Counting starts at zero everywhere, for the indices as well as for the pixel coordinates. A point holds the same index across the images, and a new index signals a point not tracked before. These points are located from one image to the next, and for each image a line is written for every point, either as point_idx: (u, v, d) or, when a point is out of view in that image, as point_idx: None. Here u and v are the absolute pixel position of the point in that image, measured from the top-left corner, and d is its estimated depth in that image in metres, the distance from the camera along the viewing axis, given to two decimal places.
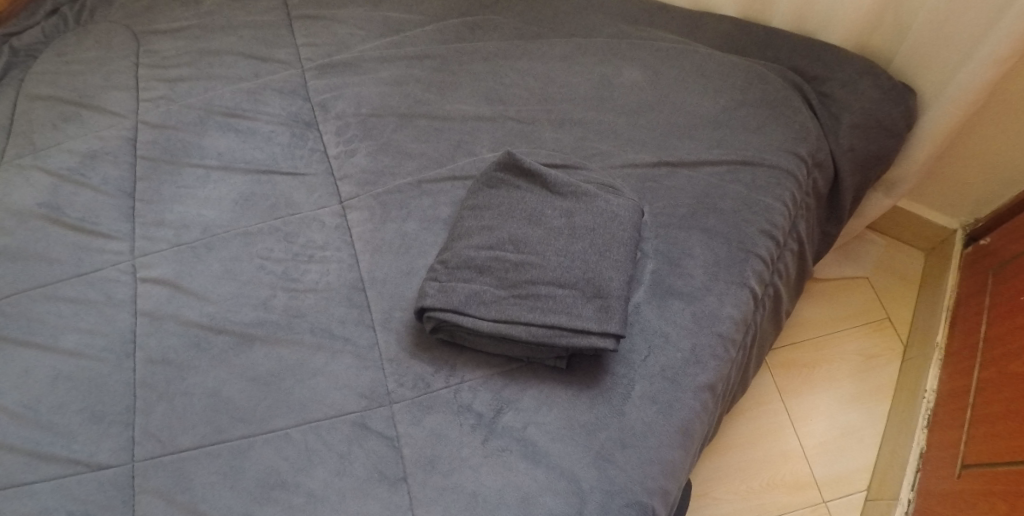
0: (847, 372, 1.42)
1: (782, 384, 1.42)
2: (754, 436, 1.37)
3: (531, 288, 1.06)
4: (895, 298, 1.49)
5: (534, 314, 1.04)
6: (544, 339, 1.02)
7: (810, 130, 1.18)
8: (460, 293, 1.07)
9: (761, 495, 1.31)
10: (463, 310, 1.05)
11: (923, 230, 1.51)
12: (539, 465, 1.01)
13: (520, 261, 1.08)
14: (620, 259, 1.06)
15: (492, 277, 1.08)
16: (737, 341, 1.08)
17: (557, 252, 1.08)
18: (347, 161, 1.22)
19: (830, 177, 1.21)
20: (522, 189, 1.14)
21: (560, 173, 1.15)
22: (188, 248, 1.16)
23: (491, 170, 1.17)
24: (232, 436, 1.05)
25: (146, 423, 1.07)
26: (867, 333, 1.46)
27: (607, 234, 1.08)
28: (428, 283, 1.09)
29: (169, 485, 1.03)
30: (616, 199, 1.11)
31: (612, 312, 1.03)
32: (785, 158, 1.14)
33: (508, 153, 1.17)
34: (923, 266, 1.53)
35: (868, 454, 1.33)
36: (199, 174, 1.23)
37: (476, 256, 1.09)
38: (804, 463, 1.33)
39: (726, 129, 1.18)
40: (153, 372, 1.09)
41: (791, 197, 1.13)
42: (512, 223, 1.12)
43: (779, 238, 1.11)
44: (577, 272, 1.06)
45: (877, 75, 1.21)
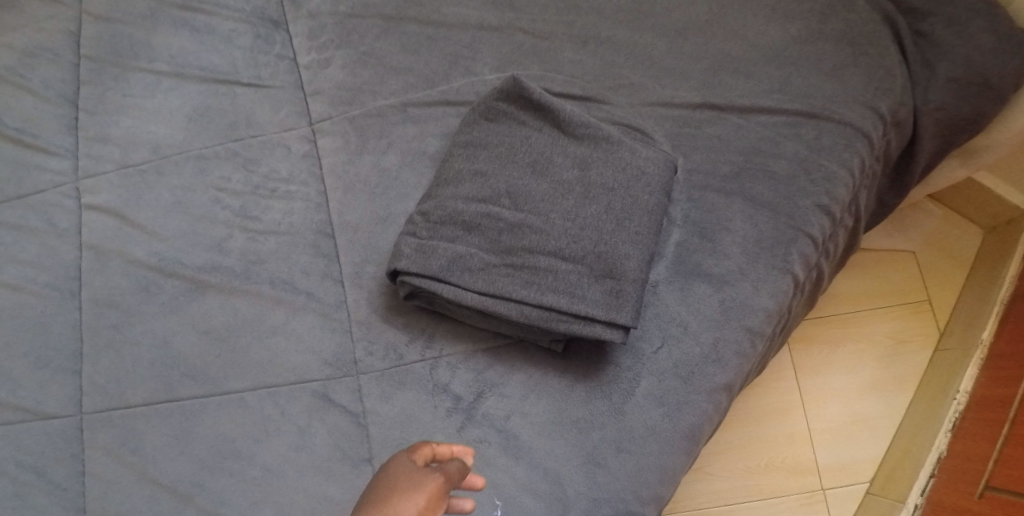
0: (872, 356, 1.25)
1: (800, 360, 1.26)
2: (762, 411, 1.24)
3: (528, 257, 0.87)
4: (940, 279, 1.28)
5: (532, 292, 0.85)
6: (539, 323, 0.85)
7: (897, 79, 0.93)
8: (441, 256, 0.88)
9: (757, 476, 1.21)
10: (444, 279, 0.87)
11: (989, 206, 1.26)
12: (520, 462, 0.88)
13: (518, 220, 0.88)
14: (642, 231, 0.87)
15: (481, 239, 0.89)
16: (766, 336, 0.90)
17: (561, 216, 0.88)
18: (320, 73, 1.02)
19: (906, 136, 0.97)
20: (528, 127, 0.93)
21: (577, 108, 0.93)
22: (135, 172, 1.01)
23: (492, 100, 0.95)
24: (182, 396, 0.94)
25: (93, 372, 0.96)
26: (901, 315, 1.27)
27: (628, 198, 0.88)
28: (404, 238, 0.90)
29: (119, 443, 0.94)
30: (645, 149, 0.90)
31: (626, 297, 0.84)
32: (861, 113, 0.91)
33: (513, 78, 0.93)
34: (978, 248, 1.29)
35: (876, 446, 1.21)
36: (149, 82, 1.05)
37: (463, 210, 0.90)
38: (807, 447, 1.21)
39: (793, 68, 0.94)
40: (99, 316, 0.98)
41: (860, 163, 0.91)
42: (510, 170, 0.91)
43: (836, 214, 0.91)
44: (587, 242, 0.86)
45: (996, 17, 0.94)
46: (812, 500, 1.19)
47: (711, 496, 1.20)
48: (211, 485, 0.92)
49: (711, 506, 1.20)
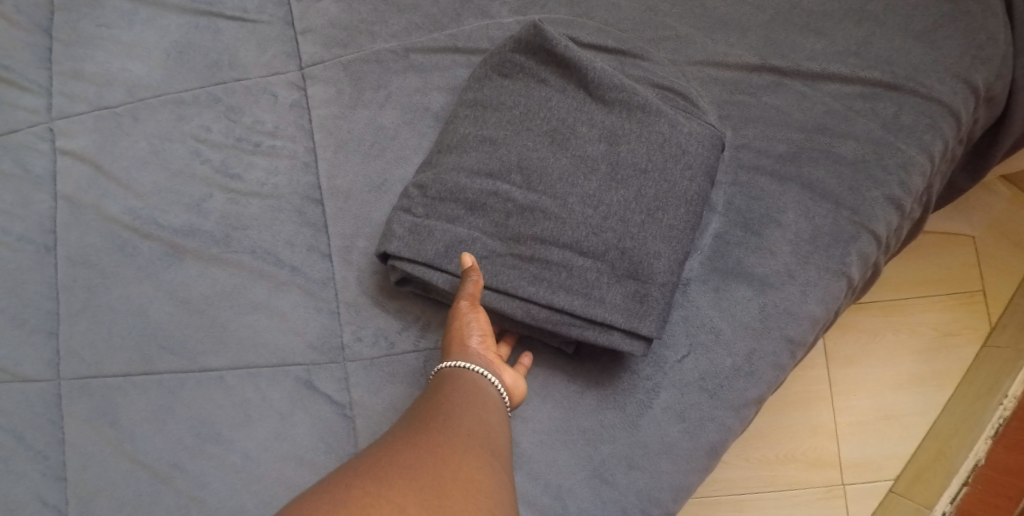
0: (914, 347, 1.10)
1: (832, 348, 1.12)
2: (793, 397, 1.11)
3: (539, 247, 0.73)
4: (998, 268, 1.11)
5: (542, 290, 0.72)
6: (548, 327, 0.72)
7: (1000, 45, 0.75)
8: (438, 240, 0.75)
9: (774, 467, 1.09)
10: (436, 266, 0.74)
11: None
12: (518, 471, 0.78)
13: (532, 202, 0.74)
14: (676, 225, 0.72)
15: (486, 220, 0.75)
16: (807, 346, 0.77)
17: (581, 200, 0.73)
18: (313, 8, 0.91)
19: (994, 116, 0.80)
20: (547, 87, 0.78)
21: (608, 66, 0.77)
22: (110, 114, 0.91)
23: (508, 50, 0.80)
24: (160, 370, 0.86)
25: (70, 338, 0.88)
26: (950, 307, 1.11)
27: (663, 184, 0.73)
28: (398, 216, 0.77)
29: (95, 414, 0.86)
30: (687, 121, 0.75)
31: (652, 304, 0.70)
32: (952, 88, 0.74)
33: (536, 25, 0.78)
34: None
35: (907, 443, 1.07)
36: (125, 10, 0.95)
37: (467, 185, 0.76)
38: (832, 441, 1.09)
39: (874, 24, 0.77)
40: (75, 276, 0.89)
41: (943, 147, 0.74)
42: (524, 140, 0.77)
43: (908, 207, 0.74)
44: (610, 234, 0.72)
45: None
46: (830, 495, 1.07)
47: (723, 485, 1.09)
48: (189, 468, 0.84)
49: (722, 495, 1.09)
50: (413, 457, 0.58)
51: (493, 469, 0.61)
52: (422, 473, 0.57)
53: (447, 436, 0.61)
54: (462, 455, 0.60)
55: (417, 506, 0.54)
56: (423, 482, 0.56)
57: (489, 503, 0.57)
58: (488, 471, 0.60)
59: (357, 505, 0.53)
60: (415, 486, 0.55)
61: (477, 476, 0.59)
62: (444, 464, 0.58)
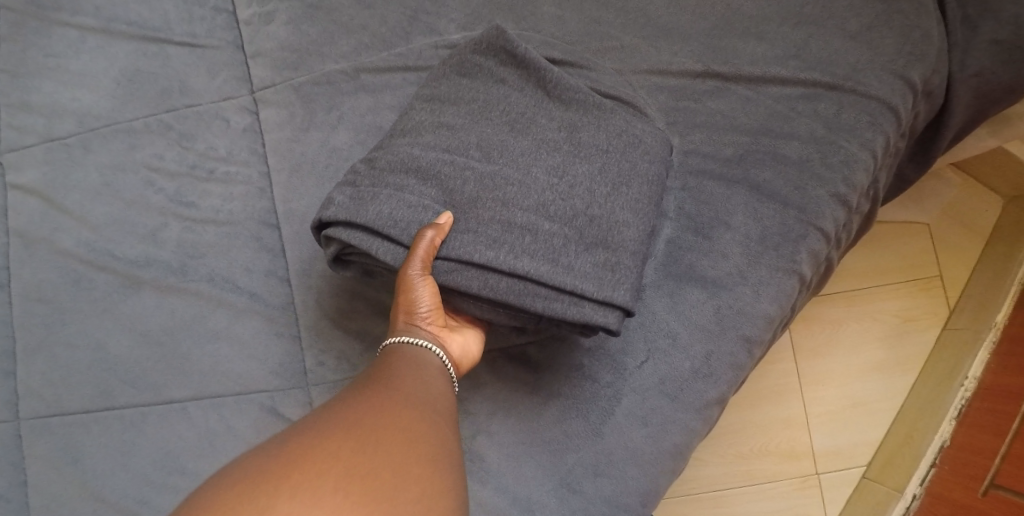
0: (877, 336, 1.12)
1: (799, 341, 1.13)
2: (763, 393, 1.12)
3: (504, 212, 0.70)
4: (955, 254, 1.13)
5: (505, 253, 0.68)
6: (510, 298, 0.68)
7: (934, 41, 0.77)
8: (380, 206, 0.70)
9: (749, 461, 1.09)
10: (377, 231, 0.70)
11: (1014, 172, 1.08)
12: (486, 485, 0.79)
13: (494, 171, 0.72)
14: (641, 200, 0.72)
15: (438, 189, 0.72)
16: (764, 344, 0.78)
17: (545, 174, 0.72)
18: (261, 31, 0.90)
19: (934, 110, 0.82)
20: (504, 84, 0.78)
21: (564, 72, 0.77)
22: (61, 146, 0.90)
23: (467, 52, 0.79)
24: (120, 404, 0.85)
25: (28, 377, 0.88)
26: (910, 293, 1.12)
27: (625, 163, 0.73)
28: (340, 187, 0.73)
29: (55, 453, 0.86)
30: (639, 121, 0.76)
31: (621, 274, 0.69)
32: (891, 86, 0.76)
33: (496, 28, 0.78)
34: (999, 217, 1.12)
35: (875, 430, 1.09)
36: (72, 38, 0.92)
37: (420, 158, 0.73)
38: (804, 431, 1.10)
39: (814, 27, 0.78)
40: (30, 312, 0.88)
41: (885, 143, 0.76)
42: (482, 125, 0.75)
43: (854, 203, 0.76)
44: (576, 205, 0.71)
45: None
46: (804, 485, 1.08)
47: (701, 482, 1.10)
48: (155, 503, 0.83)
49: (701, 493, 1.10)
50: (351, 413, 0.58)
51: (436, 425, 0.61)
52: (358, 425, 0.57)
53: (389, 393, 0.62)
54: (402, 408, 0.60)
55: (349, 452, 0.54)
56: (359, 431, 0.56)
57: (431, 447, 0.58)
58: (429, 427, 0.60)
59: (292, 454, 0.54)
60: (350, 436, 0.55)
61: (416, 430, 0.59)
62: (382, 417, 0.58)
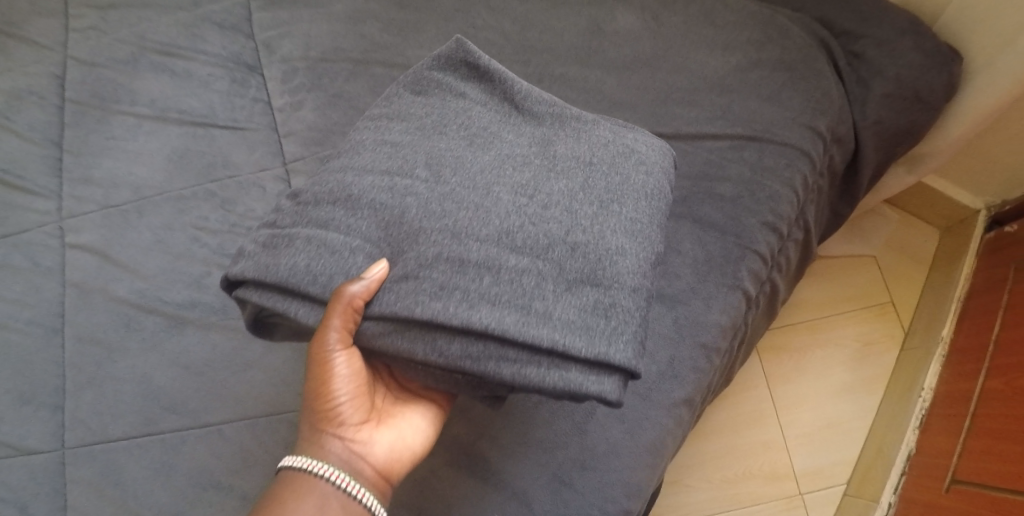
0: (843, 360, 1.28)
1: (771, 370, 1.28)
2: (741, 420, 1.26)
3: (460, 250, 0.78)
4: (902, 281, 1.31)
5: (457, 305, 0.74)
6: (467, 364, 0.75)
7: (834, 99, 0.94)
8: (292, 259, 0.79)
9: (735, 485, 1.22)
10: (291, 289, 0.78)
11: (940, 206, 1.30)
12: (488, 483, 0.91)
13: (445, 192, 0.81)
14: (646, 225, 0.83)
15: (372, 220, 0.81)
16: (721, 352, 0.93)
17: (509, 208, 0.81)
18: (292, 115, 1.08)
19: (849, 153, 0.98)
20: (463, 95, 0.90)
21: (532, 87, 0.92)
22: (118, 212, 1.06)
23: (424, 70, 0.92)
24: (162, 429, 0.98)
25: (77, 408, 0.99)
26: (866, 319, 1.30)
27: (616, 175, 0.84)
28: (258, 236, 0.83)
29: (99, 477, 0.97)
30: (602, 130, 0.89)
31: (614, 322, 0.76)
32: (802, 138, 0.93)
33: (458, 40, 0.92)
34: (936, 246, 1.33)
35: (851, 448, 1.23)
36: (131, 124, 1.09)
37: (362, 186, 0.83)
38: (784, 452, 1.23)
39: (736, 95, 0.96)
40: (82, 352, 1.01)
41: (803, 181, 0.93)
42: (434, 140, 0.86)
43: (783, 230, 0.93)
44: (541, 240, 0.79)
45: (921, 34, 0.95)
46: (790, 506, 1.20)
47: (692, 506, 1.22)
48: None
49: None
50: None
51: None
52: None
53: None
54: None
55: None
56: None
57: None
58: None
59: None
60: None
61: None
62: None
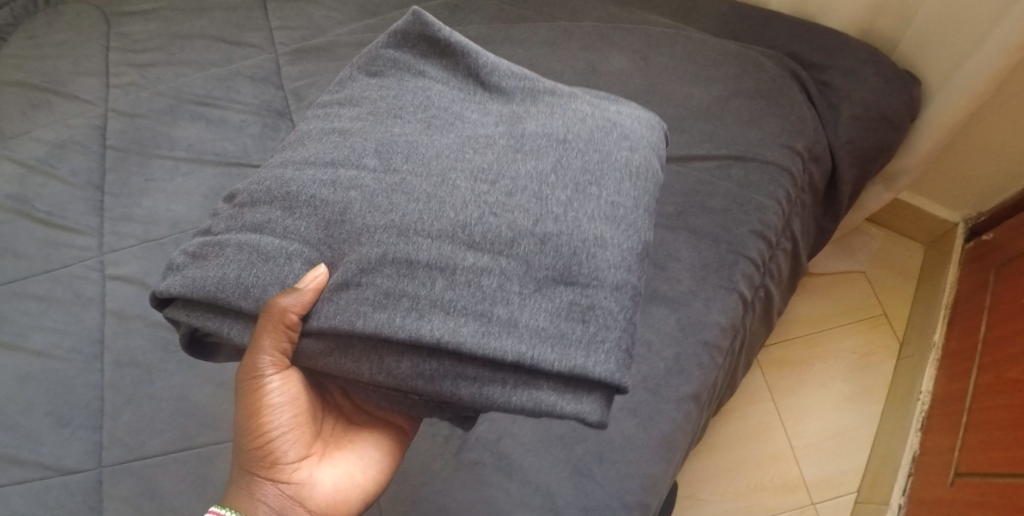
0: (843, 371, 1.37)
1: (774, 383, 1.38)
2: (748, 433, 1.35)
3: (407, 248, 0.78)
4: (893, 294, 1.43)
5: (404, 316, 0.75)
6: (419, 383, 0.76)
7: (809, 122, 1.04)
8: (217, 271, 0.83)
9: (748, 497, 1.30)
10: (220, 303, 0.83)
11: (922, 222, 1.42)
12: (512, 478, 0.97)
13: (394, 182, 0.82)
14: (630, 210, 0.82)
15: (313, 223, 0.83)
16: (724, 351, 1.01)
17: (467, 197, 0.80)
18: None
19: (828, 171, 1.07)
20: (424, 73, 0.92)
21: (497, 57, 0.91)
22: (156, 245, 1.13)
23: (378, 49, 0.94)
24: (198, 443, 1.02)
25: (114, 427, 1.04)
26: (862, 331, 1.41)
27: (596, 151, 0.84)
28: (187, 247, 0.88)
29: (136, 492, 1.00)
30: (587, 107, 0.88)
31: (591, 329, 0.75)
32: (781, 154, 1.02)
33: (416, 13, 0.92)
34: (923, 259, 1.45)
35: (859, 456, 1.31)
36: (169, 167, 1.18)
37: (304, 181, 0.85)
38: (793, 464, 1.31)
39: (718, 121, 1.06)
40: (120, 374, 1.07)
41: (786, 194, 1.03)
42: (388, 124, 0.88)
43: (771, 238, 1.02)
44: (504, 234, 0.78)
45: (881, 62, 1.06)
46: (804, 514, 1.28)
47: None
48: None
49: None
50: None
51: None
52: None
53: None
54: None
55: None
56: None
57: None
58: None
59: None
60: None
61: None
62: None
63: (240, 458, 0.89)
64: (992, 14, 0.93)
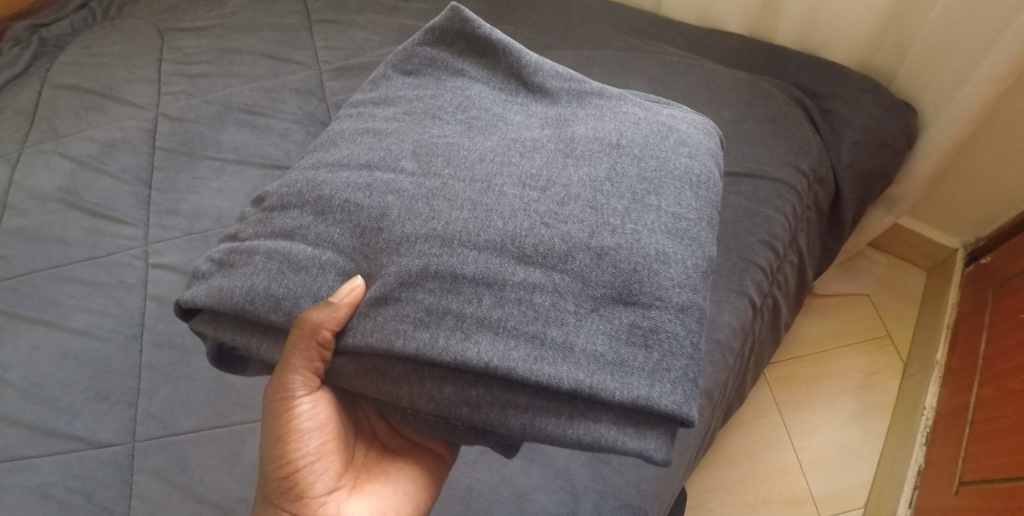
0: (849, 389, 1.45)
1: (781, 399, 1.47)
2: (756, 447, 1.42)
3: (452, 261, 0.78)
4: (896, 316, 1.52)
5: (449, 337, 0.76)
6: (465, 410, 0.76)
7: (813, 145, 1.13)
8: (242, 283, 0.84)
9: (757, 508, 1.36)
10: (249, 317, 0.83)
11: (924, 248, 1.52)
12: (534, 462, 1.01)
13: (435, 187, 0.83)
14: (692, 223, 0.82)
15: (348, 231, 0.84)
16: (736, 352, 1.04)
17: (517, 205, 0.81)
18: None
19: (831, 194, 1.16)
20: (462, 72, 0.96)
21: (540, 59, 0.95)
22: (199, 236, 1.19)
23: (416, 46, 0.98)
24: (231, 422, 1.06)
25: (149, 404, 1.08)
26: (867, 351, 1.49)
27: (652, 159, 0.85)
28: (213, 256, 0.89)
29: (167, 466, 1.04)
30: (636, 113, 0.91)
31: (654, 356, 0.75)
32: (788, 172, 1.11)
33: (454, 10, 0.96)
34: (925, 284, 1.54)
35: (865, 472, 1.37)
36: (215, 167, 1.25)
37: (337, 184, 0.86)
38: (801, 477, 1.38)
39: (730, 141, 1.15)
40: (159, 355, 1.11)
41: (791, 210, 1.09)
42: (429, 126, 0.90)
43: (779, 249, 1.08)
44: (558, 248, 0.78)
45: (879, 92, 1.18)
46: None
47: None
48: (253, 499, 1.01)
49: None
50: None
51: None
52: None
53: None
54: None
55: None
56: None
57: None
58: None
59: None
60: None
61: None
62: None
63: (267, 490, 0.88)
64: (983, 48, 1.07)
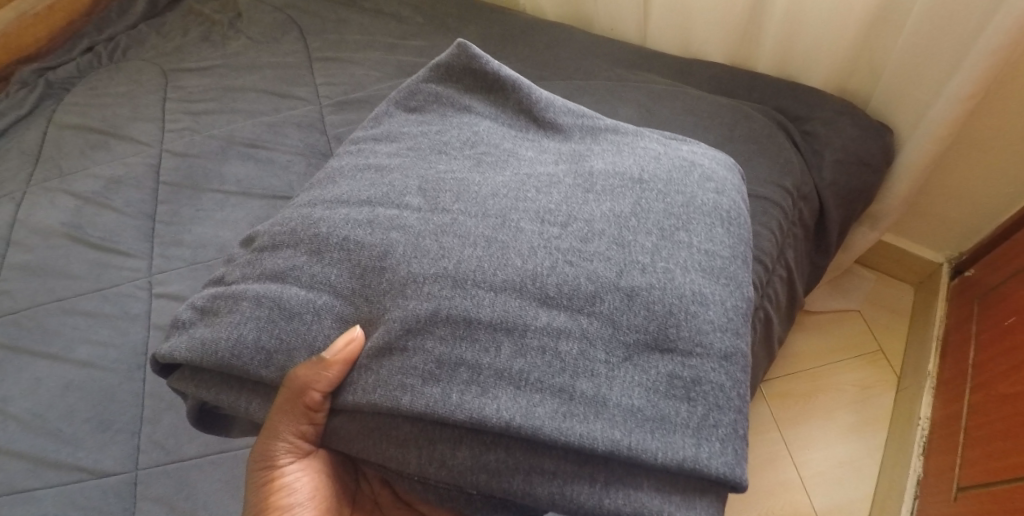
0: (846, 403, 1.48)
1: (780, 415, 1.49)
2: (757, 463, 1.43)
3: (466, 304, 0.80)
4: (888, 331, 1.56)
5: (464, 393, 0.76)
6: (486, 477, 0.76)
7: (795, 166, 1.18)
8: (226, 335, 0.84)
9: None
10: (236, 371, 0.84)
11: (911, 264, 1.57)
12: None
13: (444, 223, 0.86)
14: (727, 260, 0.86)
15: (347, 271, 0.86)
16: None
17: (536, 241, 0.84)
18: None
19: (816, 211, 1.20)
20: (470, 108, 1.01)
21: (550, 96, 1.01)
22: (202, 266, 1.21)
23: (420, 83, 1.04)
24: (235, 446, 1.07)
25: (152, 431, 1.08)
26: (861, 365, 1.52)
27: (680, 195, 0.90)
28: (195, 303, 0.90)
29: (171, 493, 1.04)
30: (656, 148, 0.96)
31: (699, 409, 0.77)
32: (774, 191, 1.14)
33: (461, 47, 1.02)
34: (913, 298, 1.59)
35: (868, 484, 1.39)
36: (218, 199, 1.28)
37: (335, 221, 0.90)
38: (803, 493, 1.39)
39: None
40: (161, 383, 1.12)
41: (778, 225, 1.12)
42: (433, 161, 0.95)
43: (767, 263, 1.10)
44: (585, 289, 0.81)
45: (855, 115, 1.24)
46: None
47: None
48: None
49: None
50: None
51: None
52: None
53: None
54: None
55: None
56: None
57: None
58: None
59: None
60: None
61: None
62: None
63: None
64: (949, 69, 1.14)
